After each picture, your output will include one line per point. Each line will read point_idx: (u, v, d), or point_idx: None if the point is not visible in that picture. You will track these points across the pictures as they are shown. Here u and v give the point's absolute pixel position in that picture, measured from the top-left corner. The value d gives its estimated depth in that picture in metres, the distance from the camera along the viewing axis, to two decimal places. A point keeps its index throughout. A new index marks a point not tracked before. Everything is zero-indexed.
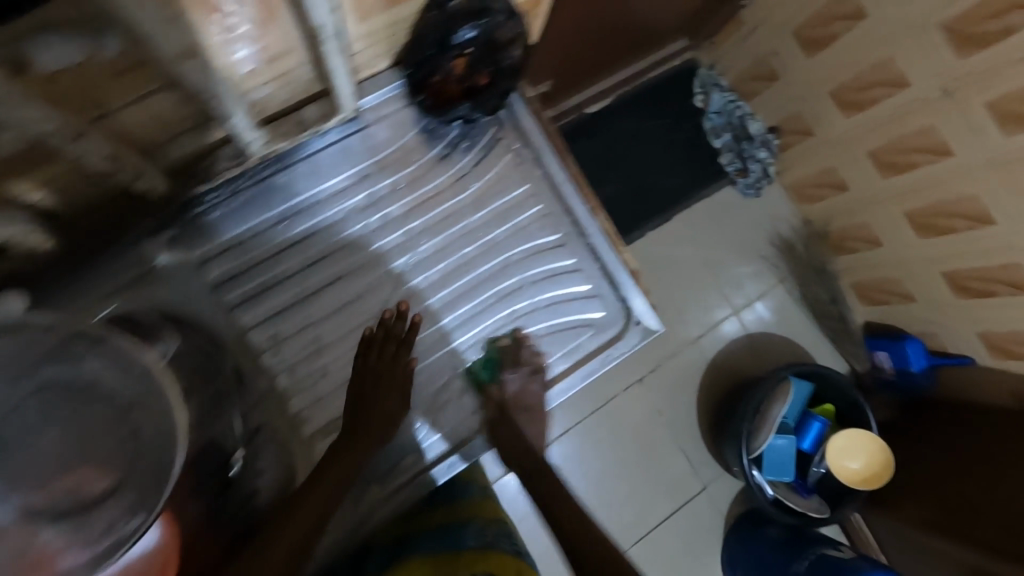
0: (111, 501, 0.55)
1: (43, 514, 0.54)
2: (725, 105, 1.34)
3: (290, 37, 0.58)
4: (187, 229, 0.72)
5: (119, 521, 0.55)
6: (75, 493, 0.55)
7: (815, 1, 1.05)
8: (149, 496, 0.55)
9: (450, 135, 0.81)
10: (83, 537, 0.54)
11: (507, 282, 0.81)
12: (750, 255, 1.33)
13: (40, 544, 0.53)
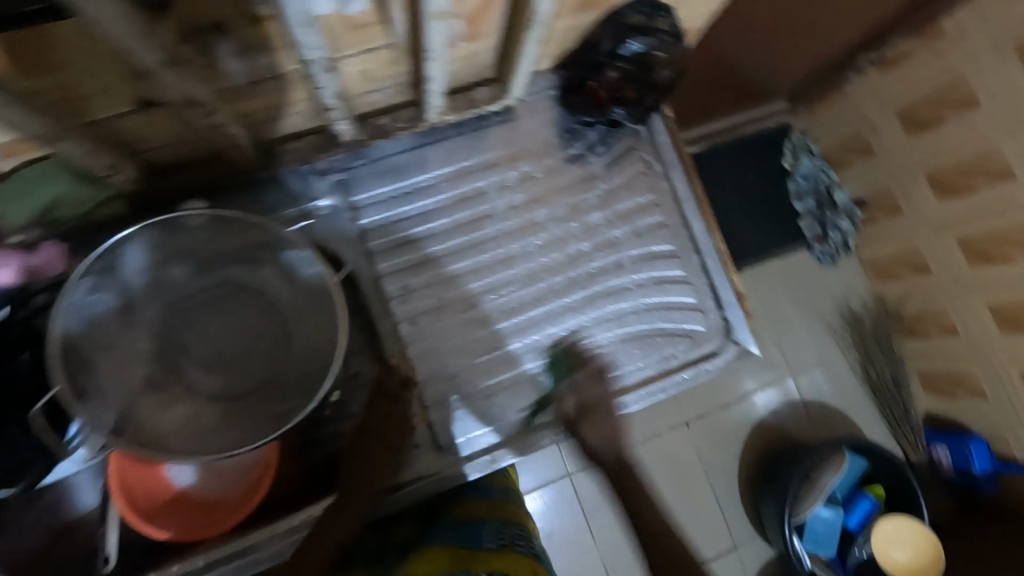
0: (268, 394, 0.64)
1: (212, 390, 0.63)
2: (814, 170, 1.33)
3: (492, 23, 0.66)
4: (348, 176, 0.79)
5: (272, 414, 0.63)
6: (240, 378, 0.64)
7: (927, 84, 1.10)
8: (302, 395, 0.63)
9: (590, 137, 0.87)
10: (242, 422, 0.62)
11: (621, 281, 0.85)
12: (818, 320, 1.32)
13: (205, 417, 0.62)
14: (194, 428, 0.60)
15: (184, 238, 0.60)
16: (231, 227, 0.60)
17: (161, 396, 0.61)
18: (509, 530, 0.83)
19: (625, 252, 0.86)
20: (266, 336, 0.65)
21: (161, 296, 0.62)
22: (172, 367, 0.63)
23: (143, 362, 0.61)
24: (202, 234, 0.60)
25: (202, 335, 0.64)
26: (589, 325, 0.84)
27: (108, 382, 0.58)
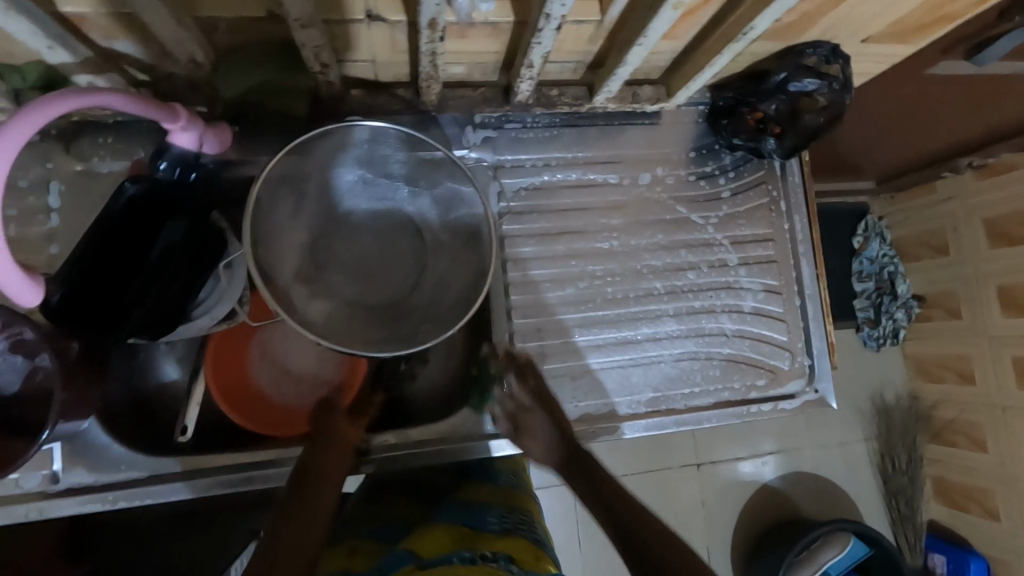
0: (393, 316, 0.69)
1: (350, 301, 0.68)
2: (881, 256, 1.56)
3: (690, 29, 0.69)
4: (499, 135, 0.81)
5: (398, 333, 0.67)
6: (373, 296, 0.69)
7: (1019, 206, 1.30)
8: (433, 321, 0.67)
9: (724, 161, 0.89)
10: (369, 333, 0.67)
11: (723, 302, 0.86)
12: (849, 401, 1.61)
13: (339, 320, 0.66)
14: (333, 325, 0.65)
15: (368, 151, 0.64)
16: (409, 155, 0.65)
17: (309, 289, 0.66)
18: (513, 515, 0.83)
19: (733, 277, 0.87)
20: (405, 260, 0.70)
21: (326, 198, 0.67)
22: (319, 267, 0.68)
23: (298, 254, 0.66)
24: (387, 154, 0.65)
25: (349, 247, 0.69)
26: (682, 337, 0.84)
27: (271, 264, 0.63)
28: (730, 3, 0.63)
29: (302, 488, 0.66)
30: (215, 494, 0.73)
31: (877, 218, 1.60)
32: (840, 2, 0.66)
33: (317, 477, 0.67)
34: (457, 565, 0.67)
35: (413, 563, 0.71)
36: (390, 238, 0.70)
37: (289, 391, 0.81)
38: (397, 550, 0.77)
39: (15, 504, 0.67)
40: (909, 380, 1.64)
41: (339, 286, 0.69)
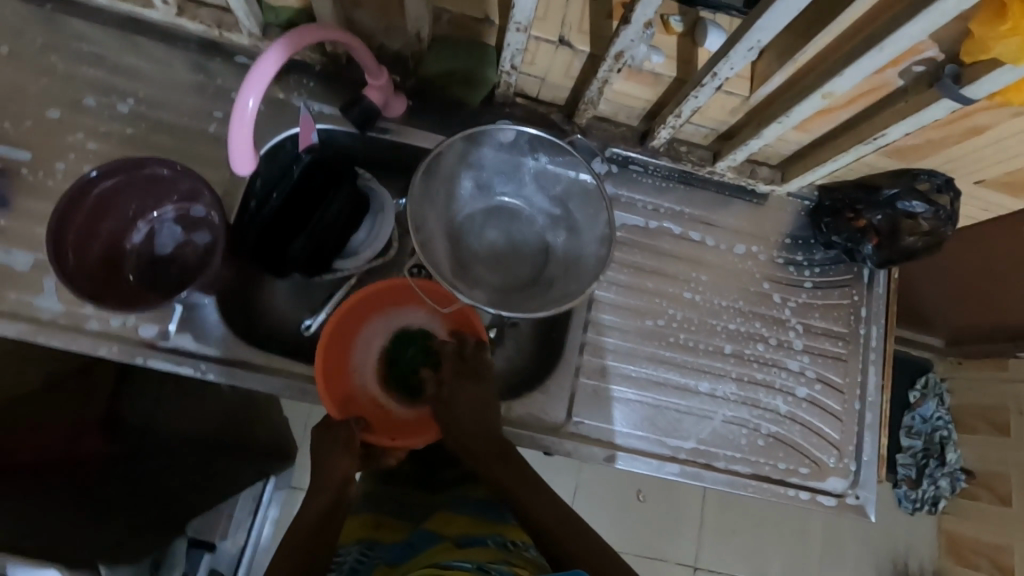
0: (528, 293, 0.74)
1: (500, 288, 0.74)
2: (935, 416, 1.55)
3: (822, 126, 0.77)
4: (621, 173, 0.90)
5: (540, 303, 0.72)
6: (510, 277, 0.75)
7: None
8: (565, 282, 0.73)
9: (817, 255, 0.94)
10: (524, 306, 0.72)
11: (782, 381, 0.89)
12: (868, 555, 1.55)
13: (506, 302, 0.72)
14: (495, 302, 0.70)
15: (492, 153, 0.73)
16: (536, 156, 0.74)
17: (466, 282, 0.72)
18: None
19: (796, 360, 0.89)
20: (519, 239, 0.77)
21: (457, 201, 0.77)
22: (465, 264, 0.75)
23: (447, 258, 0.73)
24: (517, 156, 0.74)
25: (481, 234, 0.77)
26: (736, 402, 0.87)
27: (435, 263, 0.69)
28: (866, 112, 0.71)
29: (301, 534, 0.72)
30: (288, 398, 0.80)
31: (938, 378, 1.59)
32: (966, 138, 0.74)
33: (316, 528, 0.73)
34: (493, 548, 0.69)
35: (444, 543, 0.71)
36: (513, 220, 0.77)
37: (366, 359, 0.85)
38: (422, 531, 0.78)
39: (124, 347, 0.75)
40: (937, 555, 1.57)
41: (480, 275, 0.75)
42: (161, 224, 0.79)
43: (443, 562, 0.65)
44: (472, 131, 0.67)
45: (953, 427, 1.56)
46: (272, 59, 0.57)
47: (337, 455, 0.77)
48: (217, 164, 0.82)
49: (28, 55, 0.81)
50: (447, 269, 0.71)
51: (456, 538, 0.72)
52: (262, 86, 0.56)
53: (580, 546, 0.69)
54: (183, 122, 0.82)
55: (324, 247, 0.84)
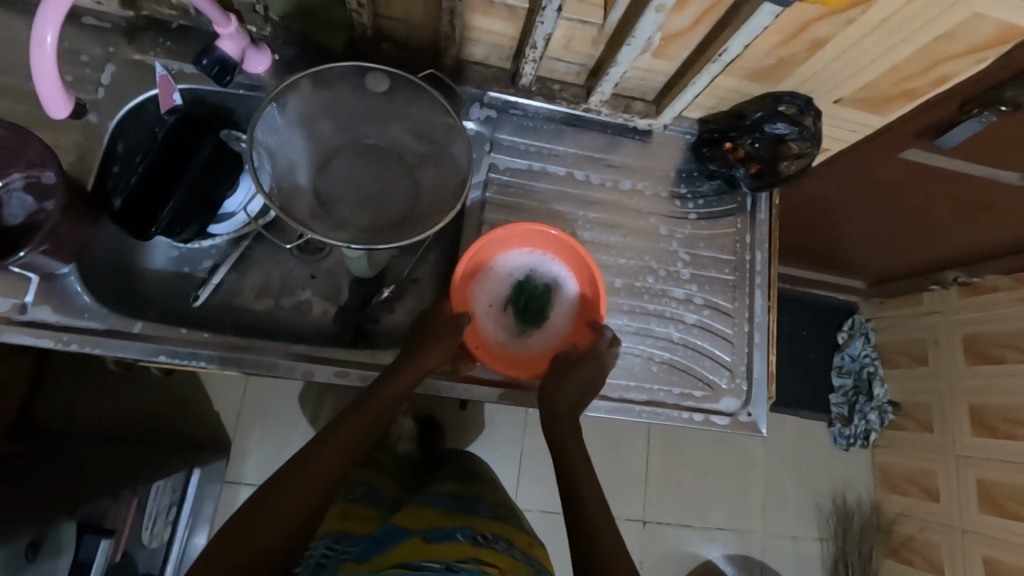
0: (395, 230, 0.73)
1: (365, 229, 0.73)
2: (862, 354, 1.63)
3: (680, 52, 0.79)
4: (502, 117, 0.90)
5: (403, 239, 0.71)
6: (377, 217, 0.74)
7: (996, 327, 1.35)
8: (430, 220, 0.73)
9: (703, 188, 0.96)
10: (385, 242, 0.71)
11: (672, 310, 0.91)
12: (808, 493, 1.60)
13: (368, 240, 0.71)
14: (354, 240, 0.70)
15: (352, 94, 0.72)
16: (399, 95, 0.74)
17: (325, 223, 0.71)
18: (500, 510, 0.84)
19: (685, 289, 0.92)
20: (386, 180, 0.76)
21: (319, 147, 0.75)
22: (327, 208, 0.74)
23: (307, 201, 0.73)
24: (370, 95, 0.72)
25: (345, 177, 0.76)
26: (629, 333, 0.89)
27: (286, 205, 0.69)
28: (712, 31, 0.73)
29: (299, 493, 0.64)
30: (165, 362, 0.77)
31: (864, 319, 1.67)
32: (811, 53, 0.76)
33: (316, 494, 0.65)
34: (463, 542, 0.69)
35: (415, 537, 0.71)
36: (381, 163, 0.77)
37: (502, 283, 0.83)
38: (390, 524, 0.77)
39: None
40: (872, 486, 1.63)
41: (345, 218, 0.74)
42: (8, 193, 0.75)
43: (411, 562, 0.64)
44: (316, 69, 0.67)
45: (880, 363, 1.64)
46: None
47: (360, 419, 0.72)
48: (71, 129, 0.79)
49: None
50: (302, 211, 0.71)
51: (425, 533, 0.71)
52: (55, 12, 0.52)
53: (586, 536, 0.66)
54: (29, 88, 0.78)
55: (186, 208, 0.81)
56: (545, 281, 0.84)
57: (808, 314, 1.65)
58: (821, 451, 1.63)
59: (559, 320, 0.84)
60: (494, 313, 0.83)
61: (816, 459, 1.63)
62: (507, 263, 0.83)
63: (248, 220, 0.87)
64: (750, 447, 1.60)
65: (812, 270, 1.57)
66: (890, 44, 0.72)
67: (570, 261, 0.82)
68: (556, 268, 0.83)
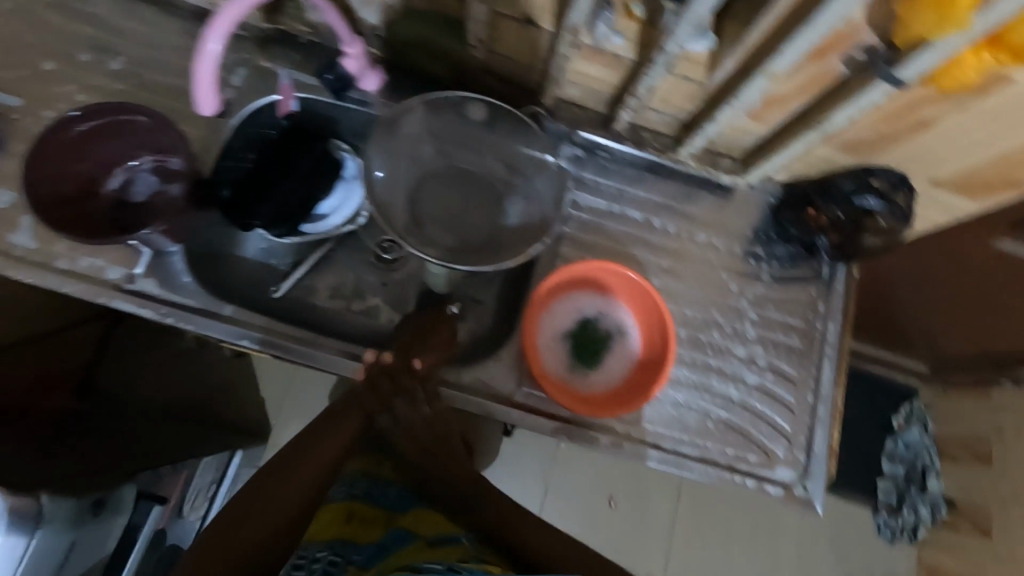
0: (480, 253, 0.76)
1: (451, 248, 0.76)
2: (919, 443, 1.54)
3: (779, 116, 0.80)
4: (588, 157, 0.93)
5: (487, 263, 0.74)
6: (463, 238, 0.77)
7: None
8: (514, 248, 0.75)
9: (780, 250, 0.95)
10: (469, 264, 0.74)
11: (733, 369, 0.90)
12: None
13: (453, 258, 0.74)
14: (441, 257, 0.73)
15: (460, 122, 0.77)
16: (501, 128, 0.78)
17: (416, 238, 0.75)
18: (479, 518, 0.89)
19: (750, 350, 0.91)
20: (476, 204, 0.80)
21: (419, 166, 0.79)
22: (419, 223, 0.77)
23: (402, 215, 0.76)
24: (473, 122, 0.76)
25: (439, 196, 0.79)
26: (688, 386, 0.88)
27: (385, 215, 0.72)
28: (816, 100, 0.74)
29: (284, 499, 0.79)
30: (247, 347, 0.82)
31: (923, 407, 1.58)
32: (915, 133, 0.76)
33: (297, 503, 0.79)
34: (459, 546, 0.84)
35: (416, 542, 0.86)
36: (474, 188, 0.80)
37: (565, 318, 0.83)
38: (395, 528, 0.91)
39: (91, 285, 0.78)
40: None
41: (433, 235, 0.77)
42: (138, 173, 0.82)
43: (414, 564, 0.79)
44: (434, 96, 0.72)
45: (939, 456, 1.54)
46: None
47: (337, 425, 0.84)
48: (200, 122, 0.86)
49: (31, 13, 0.86)
50: (397, 223, 0.74)
51: (426, 537, 0.86)
52: (227, 20, 0.58)
53: (523, 540, 0.85)
54: (170, 82, 0.87)
55: (286, 207, 0.86)
56: (609, 328, 0.84)
57: (865, 392, 1.58)
58: (862, 539, 1.53)
59: (615, 369, 0.83)
60: (554, 346, 0.82)
61: (856, 546, 1.53)
62: (573, 299, 0.84)
63: (343, 223, 0.91)
64: (786, 521, 1.53)
65: (880, 343, 1.53)
66: (1002, 134, 0.71)
67: (636, 300, 0.83)
68: (621, 317, 0.84)
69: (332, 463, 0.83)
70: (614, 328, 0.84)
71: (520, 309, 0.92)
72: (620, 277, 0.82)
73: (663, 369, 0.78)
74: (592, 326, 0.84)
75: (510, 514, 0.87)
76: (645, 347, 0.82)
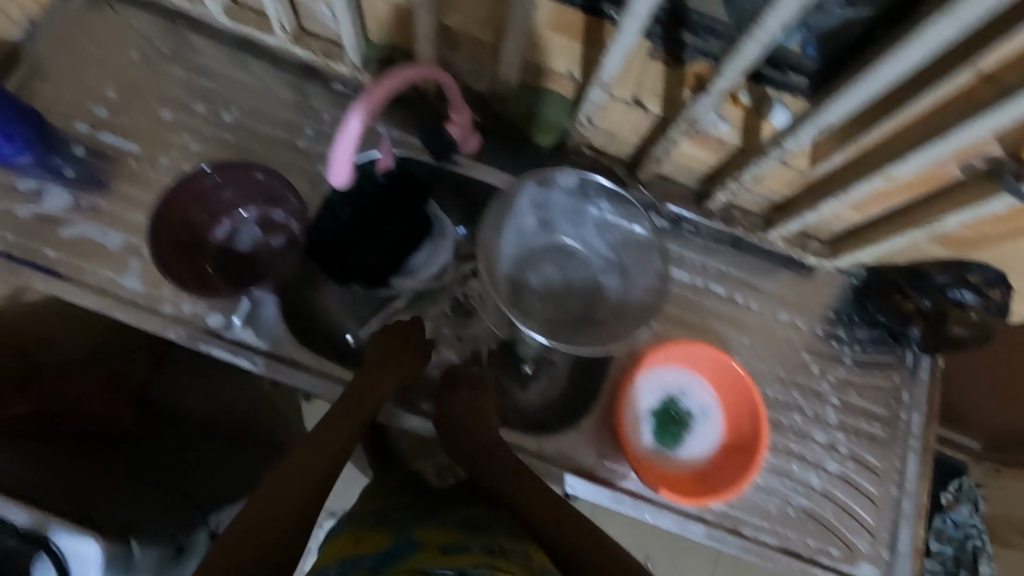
0: (579, 327, 0.76)
1: (551, 321, 0.76)
2: (965, 520, 1.19)
3: (880, 208, 0.79)
4: (676, 229, 0.93)
5: (589, 343, 0.73)
6: (561, 312, 0.77)
7: None
8: (614, 327, 0.75)
9: (862, 333, 0.94)
10: (571, 342, 0.73)
11: (814, 455, 0.88)
12: None
13: (553, 333, 0.74)
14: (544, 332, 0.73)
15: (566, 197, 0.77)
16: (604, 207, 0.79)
17: (518, 309, 0.75)
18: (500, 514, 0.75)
19: (831, 436, 0.89)
20: (572, 276, 0.80)
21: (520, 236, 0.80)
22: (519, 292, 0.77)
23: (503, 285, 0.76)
24: (581, 201, 0.77)
25: (537, 265, 0.78)
26: (769, 470, 0.86)
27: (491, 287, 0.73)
28: (925, 199, 0.73)
29: (294, 482, 0.66)
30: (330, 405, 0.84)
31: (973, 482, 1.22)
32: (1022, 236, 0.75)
33: (308, 479, 0.66)
34: (479, 554, 0.61)
35: (428, 552, 0.64)
36: (572, 259, 0.80)
37: (650, 395, 0.82)
38: (405, 539, 0.68)
39: (193, 331, 0.80)
40: None
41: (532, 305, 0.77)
42: (243, 223, 0.85)
43: (424, 570, 0.58)
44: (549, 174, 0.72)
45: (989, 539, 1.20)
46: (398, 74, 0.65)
47: (345, 417, 0.74)
48: (303, 175, 0.89)
49: (153, 62, 0.90)
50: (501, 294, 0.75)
51: (438, 546, 0.65)
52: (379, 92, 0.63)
53: (567, 543, 0.65)
54: (277, 135, 0.90)
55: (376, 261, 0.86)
56: (693, 405, 0.83)
57: None
58: None
59: (700, 448, 0.82)
60: (639, 424, 0.81)
61: None
62: (657, 376, 0.82)
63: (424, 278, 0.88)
64: None
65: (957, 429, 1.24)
66: None
67: (722, 377, 0.81)
68: (705, 395, 0.83)
69: (346, 456, 0.71)
70: (699, 406, 0.83)
71: (599, 377, 0.86)
72: (706, 354, 0.80)
73: (754, 455, 0.76)
74: (677, 404, 0.82)
75: (541, 503, 0.70)
76: (731, 427, 0.81)
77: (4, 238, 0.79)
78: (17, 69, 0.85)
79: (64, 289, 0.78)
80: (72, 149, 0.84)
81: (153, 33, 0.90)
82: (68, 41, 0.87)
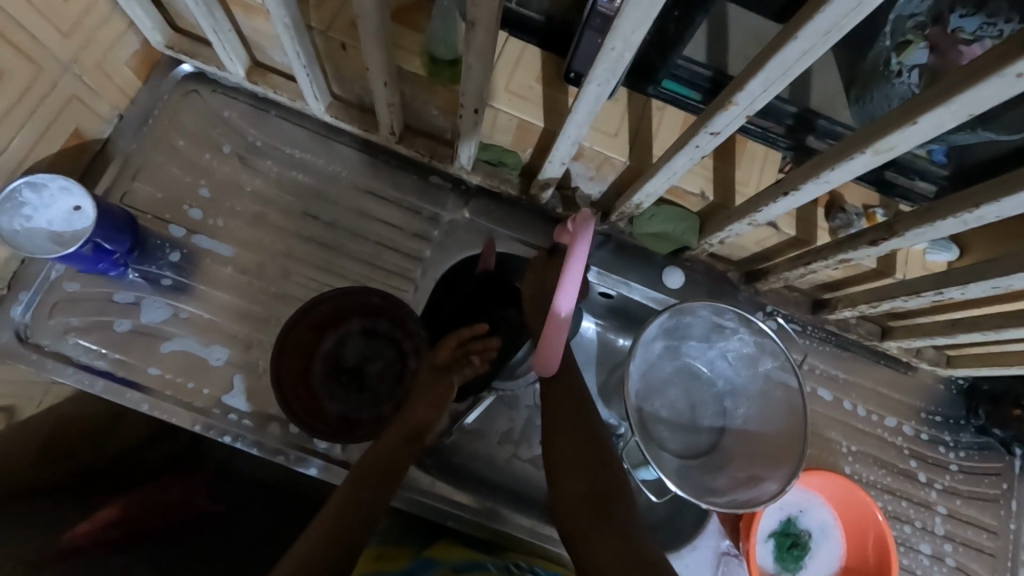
0: (707, 460, 0.78)
1: (678, 454, 0.78)
2: None
3: None
4: (787, 329, 0.89)
5: (723, 484, 0.74)
6: (687, 443, 0.79)
7: None
8: (746, 463, 0.75)
9: (969, 438, 0.92)
10: (703, 482, 0.74)
11: (923, 567, 0.87)
12: None
13: (686, 470, 0.76)
14: (681, 475, 0.74)
15: (698, 326, 0.76)
16: (732, 335, 0.76)
17: (651, 443, 0.75)
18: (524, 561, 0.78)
19: (940, 548, 0.88)
20: (696, 403, 0.81)
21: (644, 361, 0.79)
22: (646, 422, 0.78)
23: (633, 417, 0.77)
24: (716, 329, 0.76)
25: (662, 392, 0.80)
26: None
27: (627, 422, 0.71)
28: None
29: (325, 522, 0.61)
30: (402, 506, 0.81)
31: None
32: None
33: (326, 535, 0.59)
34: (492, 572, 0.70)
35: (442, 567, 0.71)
36: (694, 385, 0.81)
37: (771, 517, 0.81)
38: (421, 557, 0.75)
39: (302, 454, 0.76)
40: None
41: (659, 435, 0.79)
42: (349, 335, 0.82)
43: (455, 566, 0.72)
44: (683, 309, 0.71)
45: None
46: (577, 266, 0.68)
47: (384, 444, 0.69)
48: (404, 279, 0.86)
49: (246, 155, 0.85)
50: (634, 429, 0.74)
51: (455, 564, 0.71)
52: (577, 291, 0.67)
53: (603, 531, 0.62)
54: (375, 234, 0.86)
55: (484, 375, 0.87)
56: (812, 525, 0.81)
57: None
58: None
59: (818, 569, 0.81)
60: (761, 546, 0.80)
61: None
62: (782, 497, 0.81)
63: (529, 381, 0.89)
64: None
65: None
66: None
67: (849, 502, 0.80)
68: (825, 514, 0.82)
69: (385, 481, 0.66)
70: (821, 528, 0.81)
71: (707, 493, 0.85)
72: (838, 480, 0.78)
73: None
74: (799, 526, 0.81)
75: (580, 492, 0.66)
76: (850, 550, 0.80)
77: (106, 353, 0.77)
78: (108, 167, 0.81)
79: (166, 408, 0.76)
80: (166, 255, 0.81)
81: (245, 122, 0.85)
82: (158, 133, 0.83)
